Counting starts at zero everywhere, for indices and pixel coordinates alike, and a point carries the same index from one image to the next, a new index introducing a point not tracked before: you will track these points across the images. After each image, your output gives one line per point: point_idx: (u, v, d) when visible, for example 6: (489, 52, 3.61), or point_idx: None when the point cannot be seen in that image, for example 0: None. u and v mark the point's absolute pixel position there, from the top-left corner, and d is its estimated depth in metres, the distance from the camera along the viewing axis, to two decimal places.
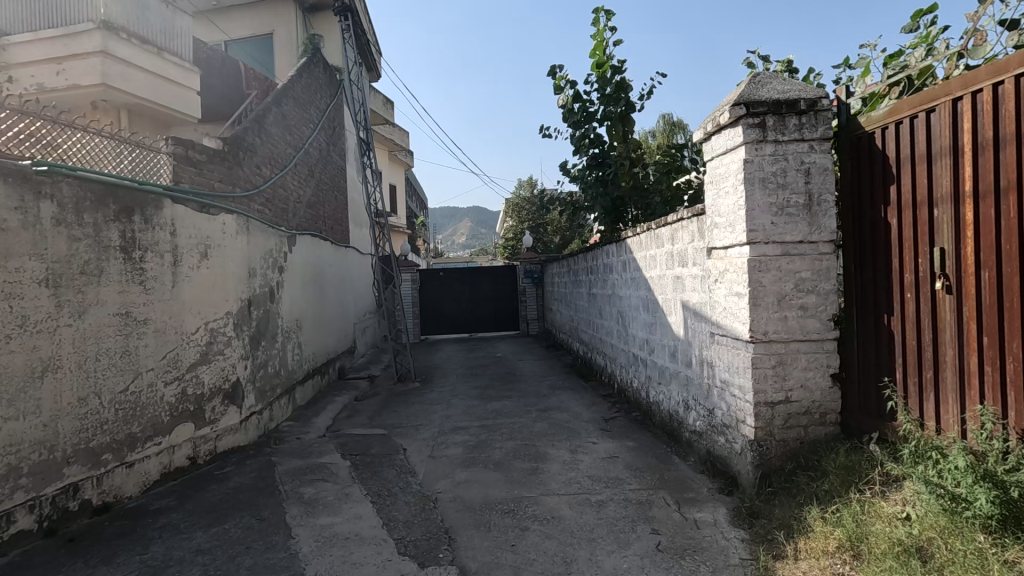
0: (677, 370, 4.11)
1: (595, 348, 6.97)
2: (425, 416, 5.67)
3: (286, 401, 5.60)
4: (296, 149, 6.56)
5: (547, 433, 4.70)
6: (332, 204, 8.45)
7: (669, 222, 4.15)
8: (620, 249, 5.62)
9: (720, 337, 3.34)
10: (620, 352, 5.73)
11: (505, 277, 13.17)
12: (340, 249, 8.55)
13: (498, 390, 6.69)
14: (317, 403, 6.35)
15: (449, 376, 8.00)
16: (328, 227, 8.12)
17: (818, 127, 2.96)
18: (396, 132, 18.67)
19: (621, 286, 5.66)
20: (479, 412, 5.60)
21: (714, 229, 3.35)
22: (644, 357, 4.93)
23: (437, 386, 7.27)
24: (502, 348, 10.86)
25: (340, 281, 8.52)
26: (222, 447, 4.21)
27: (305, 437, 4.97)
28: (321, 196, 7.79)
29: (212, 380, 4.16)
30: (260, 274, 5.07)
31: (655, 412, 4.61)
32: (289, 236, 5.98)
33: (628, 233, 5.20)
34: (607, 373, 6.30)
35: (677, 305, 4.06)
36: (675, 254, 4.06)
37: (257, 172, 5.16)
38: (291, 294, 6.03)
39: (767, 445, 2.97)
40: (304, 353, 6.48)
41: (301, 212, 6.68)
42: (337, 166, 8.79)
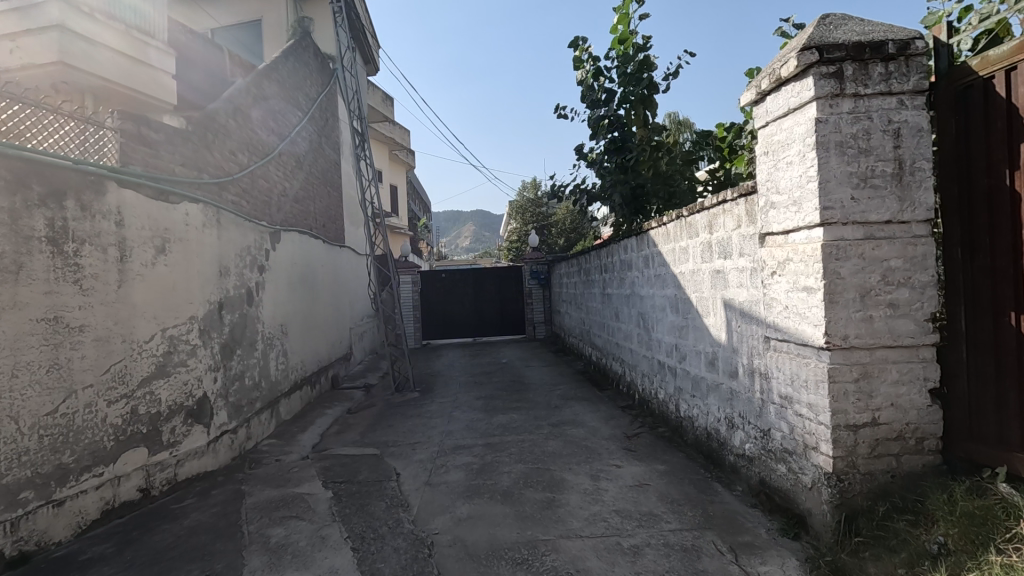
0: (717, 381, 3.49)
1: (611, 354, 6.36)
2: (423, 431, 5.06)
3: (267, 416, 5.00)
4: (281, 138, 5.97)
5: (562, 453, 4.08)
6: (325, 201, 7.86)
7: (706, 207, 3.54)
8: (641, 243, 5.01)
9: (780, 342, 2.72)
10: (641, 358, 5.12)
11: (510, 278, 12.58)
12: (333, 248, 7.95)
13: (505, 401, 6.07)
14: (305, 417, 5.75)
15: (451, 385, 7.40)
16: (319, 225, 7.52)
17: (911, 76, 2.34)
18: (396, 130, 18.10)
19: (642, 284, 5.04)
20: (484, 428, 4.98)
21: (770, 210, 2.73)
22: (673, 365, 4.31)
23: (439, 397, 6.66)
24: (508, 353, 10.26)
25: (333, 283, 7.93)
26: (184, 475, 3.61)
27: (285, 459, 4.35)
28: (312, 191, 7.21)
29: (171, 397, 3.56)
30: (235, 274, 4.47)
31: (687, 429, 3.99)
32: (270, 232, 5.38)
33: (653, 224, 4.58)
34: (626, 382, 5.68)
35: (716, 304, 3.44)
36: (714, 244, 3.44)
37: (231, 159, 4.56)
38: (275, 297, 5.44)
39: (849, 479, 2.35)
40: (292, 362, 5.88)
41: (288, 206, 6.09)
42: (330, 160, 8.20)
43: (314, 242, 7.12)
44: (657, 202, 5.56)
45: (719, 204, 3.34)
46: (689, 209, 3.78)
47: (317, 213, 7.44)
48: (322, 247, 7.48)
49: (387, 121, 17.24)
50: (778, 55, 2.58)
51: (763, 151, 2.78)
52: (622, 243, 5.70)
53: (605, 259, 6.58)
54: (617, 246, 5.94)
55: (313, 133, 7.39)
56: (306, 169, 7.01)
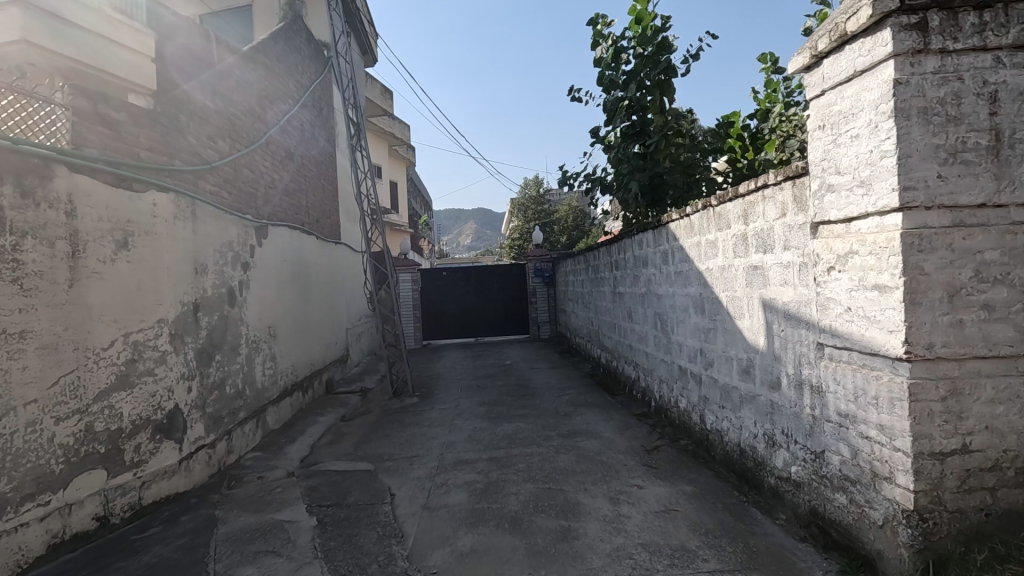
0: (754, 392, 3.07)
1: (623, 357, 5.95)
2: (422, 443, 4.66)
3: (251, 426, 4.59)
4: (269, 125, 5.55)
5: (575, 470, 3.67)
6: (319, 195, 7.45)
7: (740, 195, 3.12)
8: (660, 237, 4.58)
9: (839, 351, 2.30)
10: (659, 363, 4.70)
11: (513, 277, 12.17)
12: (327, 245, 7.54)
13: (510, 408, 5.66)
14: (295, 426, 5.34)
15: (452, 389, 7.00)
16: (313, 220, 7.11)
17: (1011, 28, 1.93)
18: (396, 125, 17.68)
19: (660, 282, 4.63)
20: (488, 439, 4.57)
21: (826, 194, 2.31)
22: (697, 372, 3.89)
23: (438, 402, 6.26)
24: (512, 354, 9.85)
25: (328, 282, 7.52)
26: (152, 498, 3.21)
27: (269, 476, 3.94)
28: (304, 184, 6.80)
29: (136, 411, 3.15)
30: (213, 271, 4.07)
31: (716, 443, 3.57)
32: (256, 226, 4.98)
33: (673, 216, 4.16)
34: (641, 388, 5.26)
35: (753, 304, 3.03)
36: (750, 236, 3.02)
37: (210, 146, 4.14)
38: (261, 297, 5.02)
39: (934, 519, 1.95)
40: (281, 367, 5.47)
41: (277, 199, 5.67)
42: (324, 153, 7.79)
43: (306, 237, 6.71)
44: (678, 193, 5.14)
45: (757, 190, 2.92)
46: (719, 196, 3.37)
47: (310, 207, 7.03)
48: (316, 243, 7.07)
49: (387, 116, 16.82)
50: (841, 8, 2.15)
51: (817, 124, 2.36)
52: (637, 238, 5.27)
53: (616, 256, 6.17)
54: (631, 241, 5.51)
55: (306, 122, 6.97)
56: (298, 161, 6.60)
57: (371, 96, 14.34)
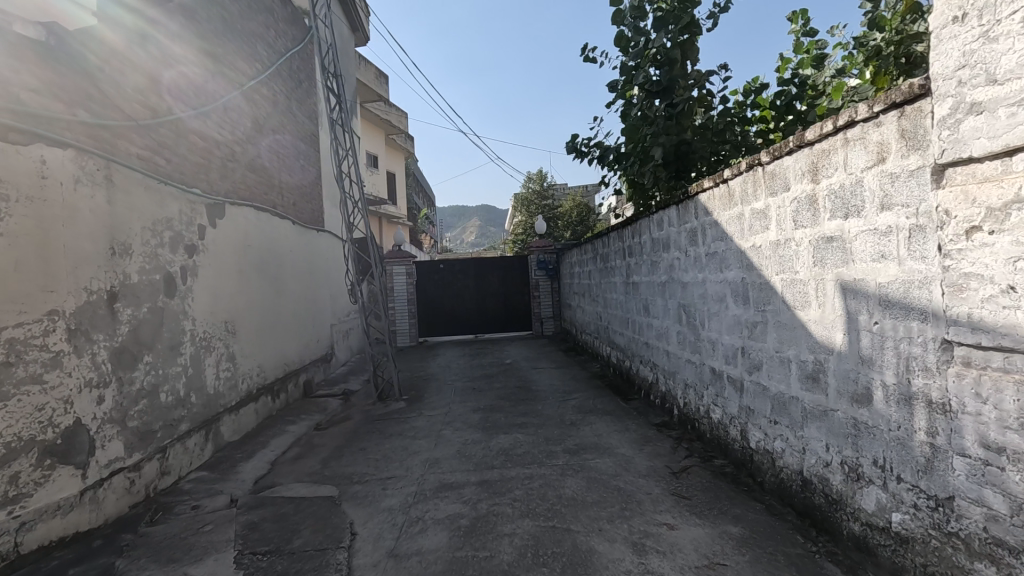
0: (826, 406, 2.30)
1: (639, 358, 5.19)
2: (401, 460, 3.92)
3: (199, 440, 3.85)
4: (230, 89, 4.81)
5: (586, 501, 2.91)
6: (297, 176, 6.70)
7: (803, 145, 2.36)
8: (686, 213, 3.81)
9: (986, 354, 1.54)
10: (686, 365, 3.94)
11: (514, 270, 11.41)
12: (306, 232, 6.81)
13: (507, 416, 4.91)
14: (258, 437, 4.60)
15: (444, 392, 6.25)
16: (289, 204, 6.37)
17: None
18: (392, 112, 16.92)
19: (685, 268, 3.87)
20: (480, 456, 3.82)
21: (966, 119, 1.55)
22: (738, 376, 3.13)
23: (427, 408, 5.51)
24: (513, 352, 9.09)
25: (306, 273, 6.78)
26: (38, 543, 2.47)
27: (208, 505, 3.21)
28: (278, 161, 6.05)
29: (12, 430, 2.40)
30: (142, 254, 3.33)
31: (766, 469, 2.81)
32: (210, 204, 4.26)
33: (705, 185, 3.39)
34: (663, 394, 4.50)
35: (825, 289, 2.27)
36: (822, 197, 2.25)
37: (135, 98, 3.39)
38: (213, 286, 4.28)
39: None
40: (241, 368, 4.73)
41: (240, 174, 4.93)
42: (305, 130, 7.04)
43: (280, 222, 5.98)
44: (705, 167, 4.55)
45: (834, 133, 2.14)
46: (771, 151, 2.59)
47: (286, 189, 6.29)
48: (292, 229, 6.33)
49: (383, 102, 16.05)
50: None
51: (951, 14, 1.59)
52: (657, 217, 4.50)
53: (630, 241, 5.41)
54: (649, 222, 4.74)
55: (281, 92, 6.22)
56: (270, 135, 5.86)
57: (365, 79, 13.56)
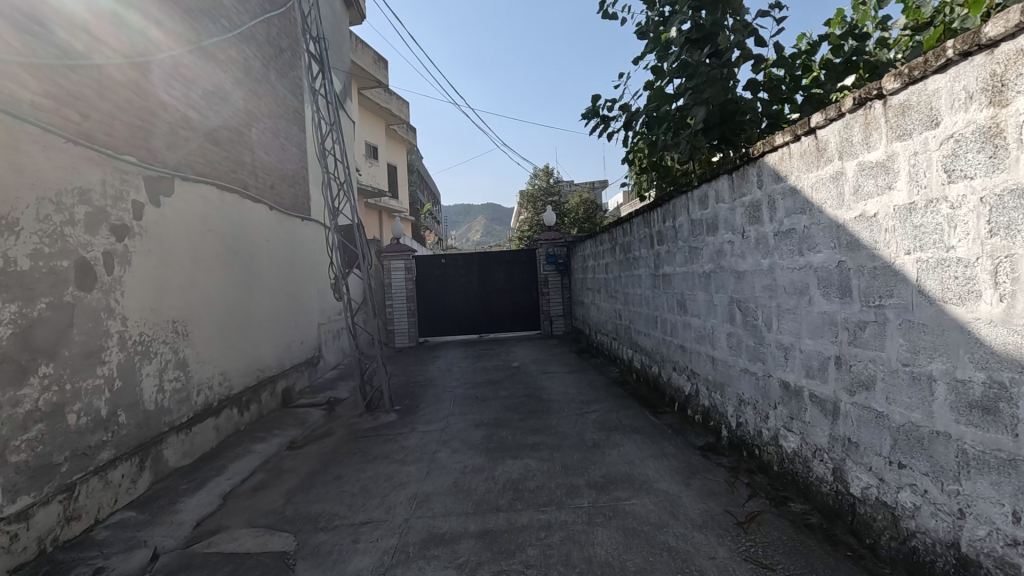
0: (1014, 453, 1.49)
1: (673, 364, 4.38)
2: (383, 495, 3.12)
3: (129, 470, 3.08)
4: (183, 42, 4.02)
5: (625, 569, 2.11)
6: (276, 156, 5.92)
7: (969, 52, 1.54)
8: (743, 182, 3.00)
9: None
10: (743, 377, 3.12)
11: (521, 265, 10.63)
12: (286, 219, 6.02)
13: (516, 433, 4.11)
14: (216, 460, 3.83)
15: (442, 401, 5.46)
16: (265, 186, 5.57)
17: None
18: (392, 101, 16.16)
19: (742, 253, 3.06)
20: (482, 491, 3.03)
21: None
22: (829, 395, 2.31)
23: (422, 422, 4.72)
24: (521, 353, 8.29)
25: (286, 267, 6.00)
26: None
27: (119, 567, 2.42)
28: (252, 136, 5.27)
29: None
30: (38, 234, 2.54)
31: (882, 529, 2.00)
32: (150, 178, 3.47)
33: (777, 142, 2.57)
34: (708, 409, 3.69)
35: (1016, 272, 1.46)
36: (1014, 128, 1.43)
37: (26, 28, 2.59)
38: (156, 278, 3.49)
39: None
40: (197, 377, 3.94)
41: (197, 145, 4.14)
42: (286, 106, 6.26)
43: (252, 205, 5.18)
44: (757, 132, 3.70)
45: None
46: (904, 72, 1.76)
47: (262, 169, 5.50)
48: (269, 215, 5.54)
49: (383, 90, 15.28)
50: None
51: None
52: (698, 192, 3.68)
53: (660, 226, 4.59)
54: (687, 201, 3.93)
55: (256, 58, 5.43)
56: (242, 107, 5.07)
57: (363, 62, 12.78)
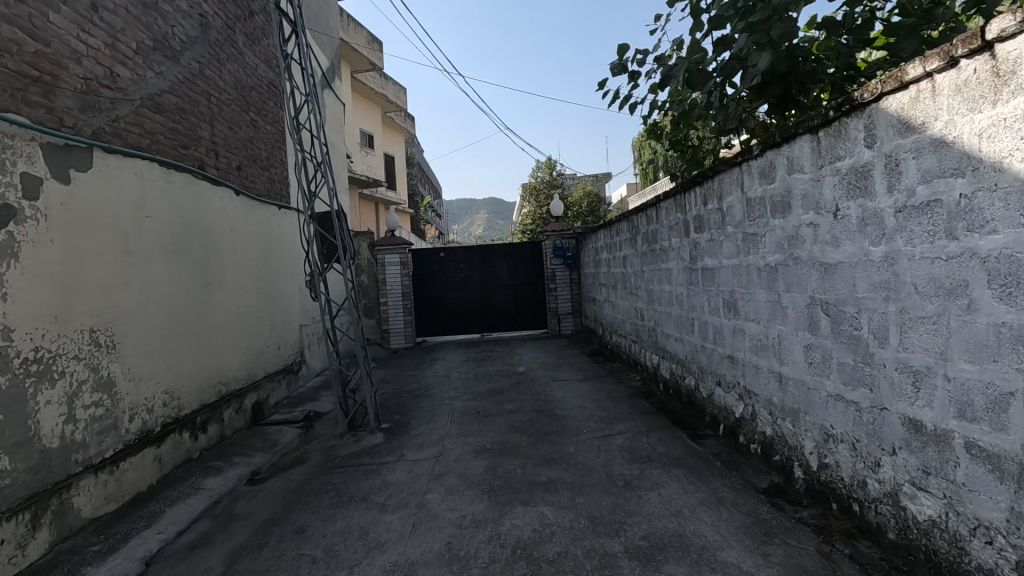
0: None
1: (718, 378, 3.60)
2: (353, 563, 2.35)
3: (13, 533, 2.30)
4: None
5: None
6: (247, 133, 5.13)
7: None
8: (837, 142, 2.21)
9: None
10: (833, 404, 2.34)
11: (526, 259, 9.85)
12: (257, 207, 5.22)
13: (527, 466, 3.34)
14: (152, 503, 3.06)
15: (439, 417, 4.69)
16: (231, 168, 4.77)
17: None
18: (388, 87, 15.34)
19: (835, 238, 2.27)
20: (486, 560, 2.26)
21: None
22: (1011, 451, 1.53)
23: (413, 446, 3.95)
24: (527, 356, 7.53)
25: (258, 262, 5.21)
26: None
27: None
28: (214, 108, 4.48)
29: None
30: None
31: None
32: (53, 147, 2.68)
33: (911, 76, 1.77)
34: (771, 439, 2.91)
35: None
36: None
37: None
38: (63, 276, 2.72)
39: None
40: (129, 399, 3.16)
41: (132, 111, 3.36)
42: (259, 77, 5.47)
43: (213, 189, 4.39)
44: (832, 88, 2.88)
45: None
46: None
47: (227, 146, 4.71)
48: (235, 201, 4.75)
49: (378, 74, 14.47)
50: None
51: None
52: (758, 163, 2.89)
53: (698, 210, 3.80)
54: (740, 175, 3.13)
55: (219, 16, 4.63)
56: (200, 72, 4.27)
57: (355, 43, 11.98)
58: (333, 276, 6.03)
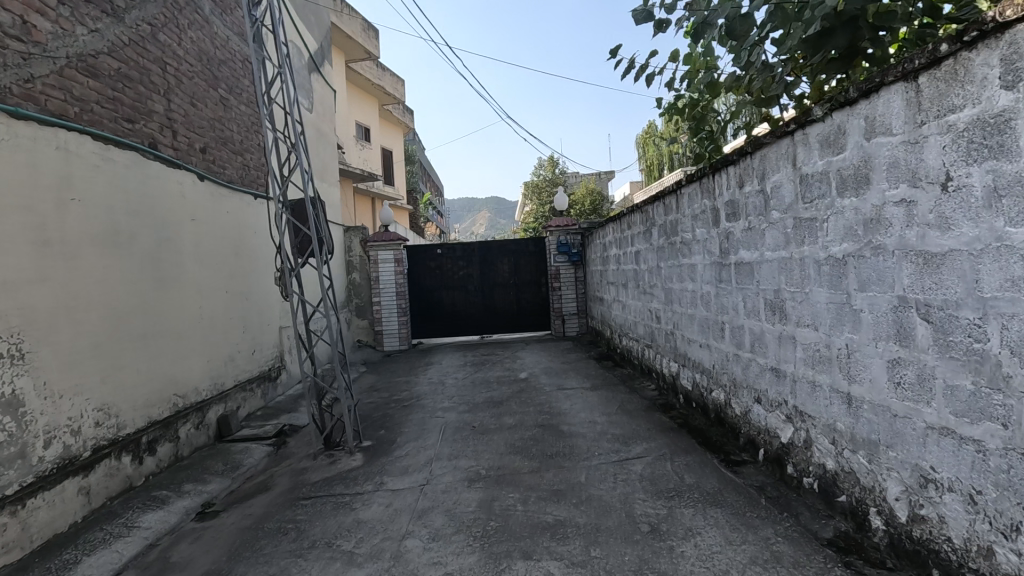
0: None
1: (757, 393, 3.03)
2: None
3: None
4: None
5: None
6: (214, 112, 4.56)
7: None
8: (951, 88, 1.62)
9: None
10: (936, 440, 1.77)
11: (528, 256, 9.28)
12: (227, 195, 4.65)
13: (529, 500, 2.77)
14: (68, 550, 2.49)
15: (429, 434, 4.13)
16: (194, 149, 4.20)
17: None
18: (386, 78, 14.79)
19: (943, 218, 1.70)
20: None
21: None
22: None
23: (396, 471, 3.39)
24: (529, 360, 6.97)
25: (227, 257, 4.64)
26: None
27: None
28: (172, 80, 3.91)
29: None
30: None
31: None
32: None
33: None
34: (833, 475, 2.34)
35: None
36: None
37: None
38: None
39: None
40: (46, 419, 2.60)
41: (53, 72, 2.79)
42: (231, 51, 4.90)
43: (169, 172, 3.82)
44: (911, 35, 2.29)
45: None
46: None
47: (189, 125, 4.14)
48: (198, 188, 4.18)
49: (374, 64, 13.91)
50: None
51: None
52: (818, 130, 2.31)
53: (731, 194, 3.22)
54: (789, 147, 2.56)
55: None
56: (152, 37, 3.70)
57: (350, 29, 11.43)
58: (310, 273, 5.46)
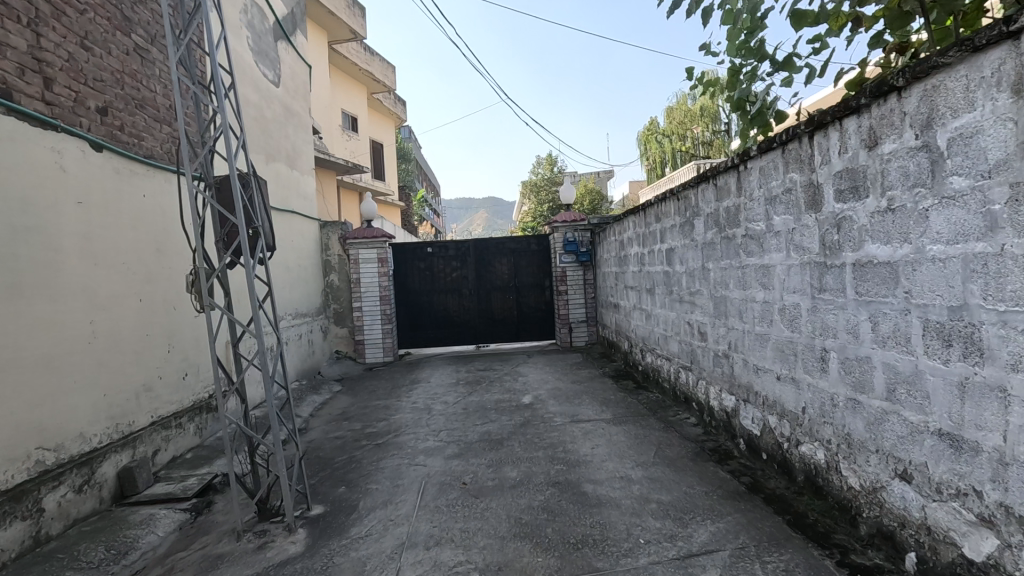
0: None
1: (900, 465, 1.95)
2: None
3: None
4: None
5: None
6: (123, 64, 3.46)
7: None
8: None
9: None
10: None
11: (530, 256, 8.21)
12: (141, 174, 3.54)
13: None
14: None
15: (405, 495, 3.05)
16: (87, 108, 3.10)
17: None
18: (375, 63, 13.74)
19: None
20: None
21: None
22: None
23: (349, 570, 2.30)
24: (532, 379, 5.90)
25: (143, 255, 3.54)
26: None
27: None
28: (44, 6, 2.81)
29: None
30: None
31: None
32: None
33: None
34: None
35: None
36: None
37: None
38: None
39: None
40: None
41: None
42: None
43: (37, 134, 2.72)
44: None
45: None
46: None
47: (77, 74, 3.05)
48: (89, 160, 3.08)
49: (361, 47, 12.86)
50: None
51: None
52: None
53: (848, 160, 2.15)
54: (1002, 64, 1.48)
55: None
56: None
57: (332, 5, 10.39)
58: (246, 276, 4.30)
